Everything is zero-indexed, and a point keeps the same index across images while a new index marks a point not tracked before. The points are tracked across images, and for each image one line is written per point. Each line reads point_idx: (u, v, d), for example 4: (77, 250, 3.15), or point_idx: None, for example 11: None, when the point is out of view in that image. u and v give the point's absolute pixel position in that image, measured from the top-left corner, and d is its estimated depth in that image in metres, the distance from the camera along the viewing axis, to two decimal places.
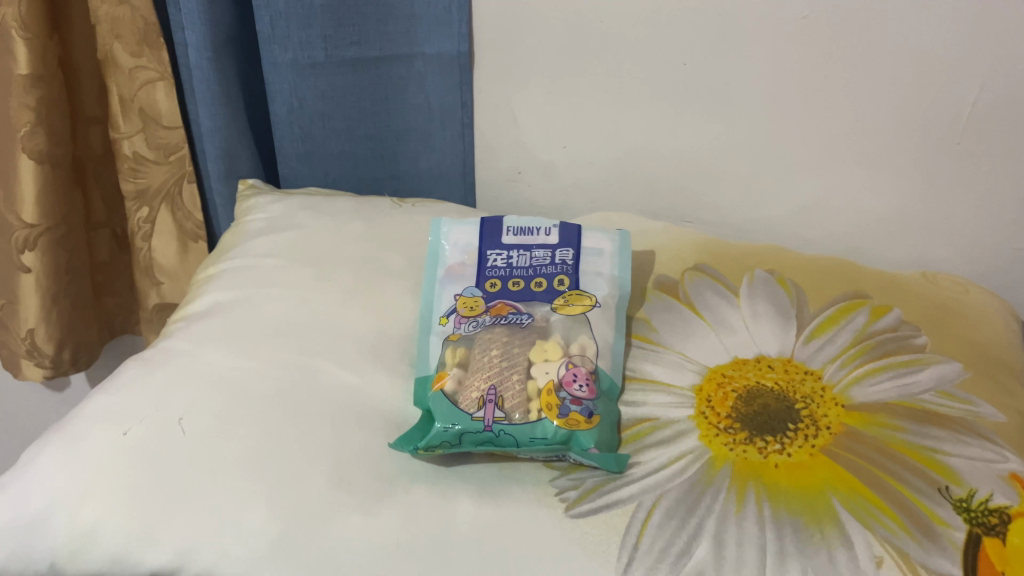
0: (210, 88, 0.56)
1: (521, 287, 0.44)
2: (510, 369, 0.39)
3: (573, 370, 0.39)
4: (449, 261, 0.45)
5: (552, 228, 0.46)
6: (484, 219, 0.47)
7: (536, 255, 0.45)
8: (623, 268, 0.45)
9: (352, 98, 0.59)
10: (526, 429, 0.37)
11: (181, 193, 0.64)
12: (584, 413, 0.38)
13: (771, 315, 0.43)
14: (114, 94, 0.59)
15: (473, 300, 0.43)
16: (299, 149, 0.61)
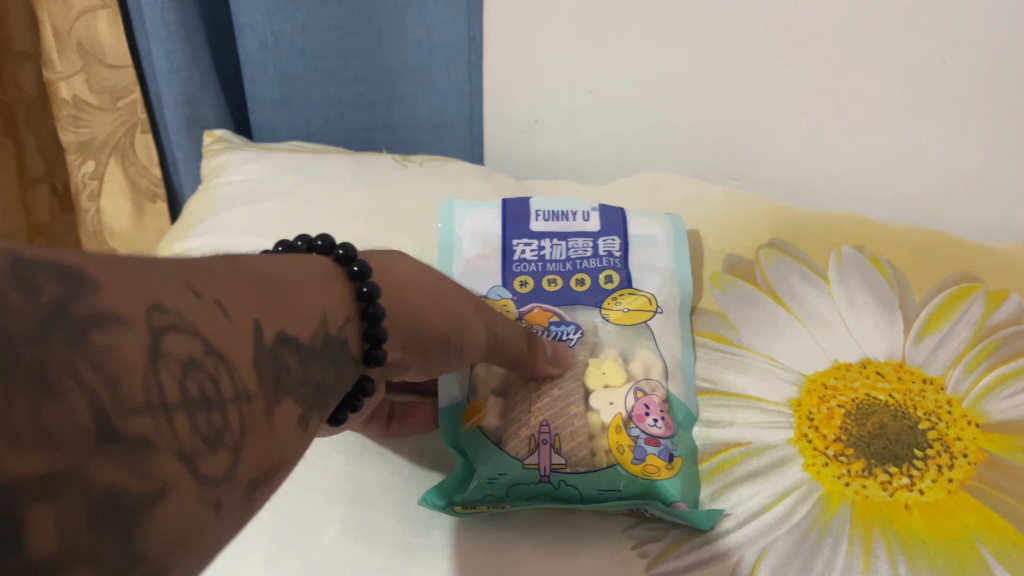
0: (164, 19, 0.45)
1: (560, 286, 0.36)
2: (565, 399, 0.31)
3: (644, 400, 0.31)
4: (465, 254, 0.37)
5: (591, 210, 0.38)
6: (507, 202, 0.38)
7: (575, 245, 0.37)
8: (681, 260, 0.37)
9: (337, 33, 0.49)
10: (591, 480, 0.30)
11: (134, 144, 0.54)
12: (663, 457, 0.30)
13: (871, 305, 0.36)
14: (46, 26, 0.49)
15: (503, 304, 0.35)
16: (274, 93, 0.52)
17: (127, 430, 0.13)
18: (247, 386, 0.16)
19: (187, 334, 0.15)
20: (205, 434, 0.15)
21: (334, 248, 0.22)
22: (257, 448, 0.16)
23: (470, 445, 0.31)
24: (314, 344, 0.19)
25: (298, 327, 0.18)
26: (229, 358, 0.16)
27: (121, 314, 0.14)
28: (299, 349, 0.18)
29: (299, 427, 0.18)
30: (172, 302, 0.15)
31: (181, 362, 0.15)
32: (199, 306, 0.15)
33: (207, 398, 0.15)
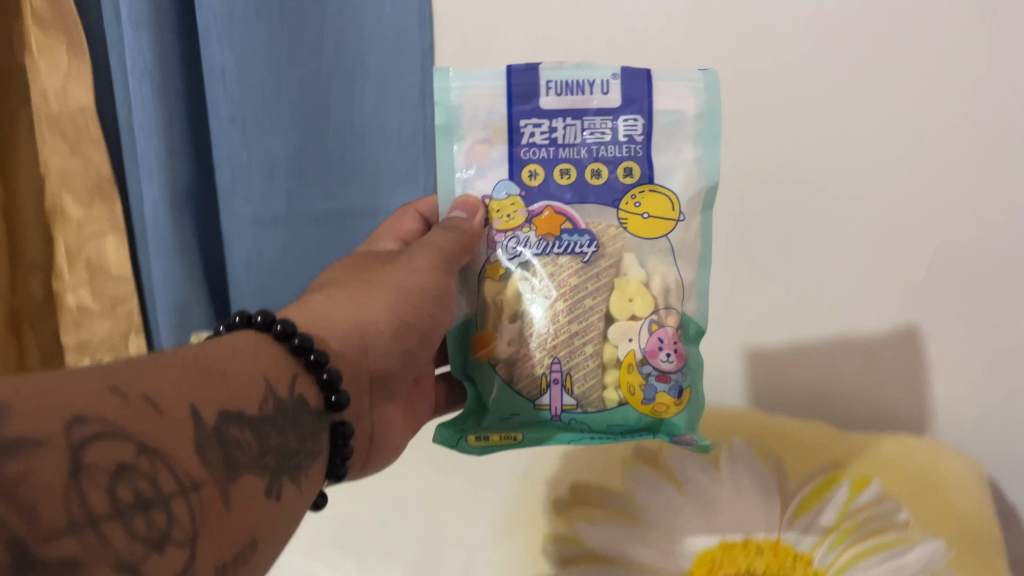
0: (166, 239, 0.54)
1: (573, 176, 0.40)
2: (581, 338, 0.40)
3: (658, 333, 0.39)
4: (468, 137, 0.40)
5: (609, 82, 0.39)
6: (513, 70, 0.39)
7: (589, 123, 0.39)
8: (711, 138, 0.39)
9: (313, 253, 0.57)
10: (604, 419, 0.40)
11: (126, 346, 0.61)
12: (671, 392, 0.39)
13: (754, 491, 0.42)
14: (60, 244, 0.56)
15: (511, 204, 0.40)
16: (255, 302, 0.60)
17: (65, 543, 0.17)
18: (191, 470, 0.21)
19: (116, 442, 0.19)
20: (151, 516, 0.19)
21: (254, 317, 0.29)
22: (209, 515, 0.22)
23: (484, 374, 0.41)
24: (264, 410, 0.25)
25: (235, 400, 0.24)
26: (161, 446, 0.20)
27: (48, 438, 0.18)
28: (239, 423, 0.24)
29: (250, 491, 0.24)
30: (96, 411, 0.19)
31: (113, 467, 0.19)
32: (132, 408, 0.20)
33: (144, 498, 0.19)
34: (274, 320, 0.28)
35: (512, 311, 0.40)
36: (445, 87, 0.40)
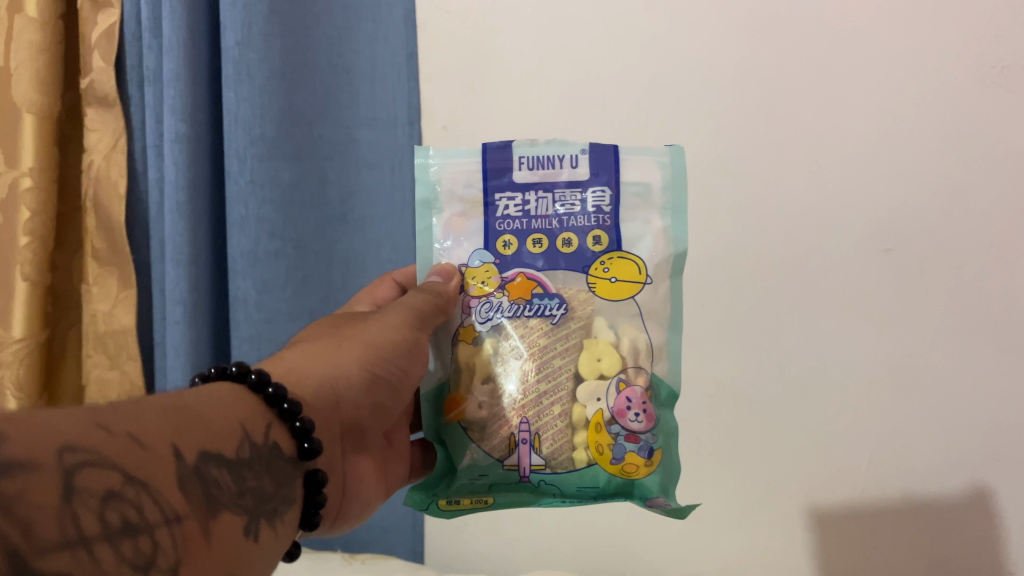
0: None
1: (539, 236, 0.63)
2: (559, 398, 0.62)
3: (627, 396, 0.62)
4: (447, 212, 0.64)
5: (579, 163, 0.63)
6: (492, 149, 0.63)
7: (558, 192, 0.63)
8: (670, 187, 0.64)
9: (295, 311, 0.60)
10: (577, 478, 0.61)
11: None
12: (639, 446, 0.61)
13: None
14: None
15: (483, 270, 0.63)
16: None
17: (52, 558, 0.27)
18: (175, 503, 0.33)
19: (108, 473, 0.30)
20: (142, 533, 0.31)
21: (230, 368, 0.45)
22: (191, 536, 0.34)
23: (457, 441, 0.63)
24: (246, 455, 0.40)
25: (219, 446, 0.38)
26: (148, 479, 0.32)
27: (40, 464, 0.28)
28: (214, 464, 0.37)
29: (229, 519, 0.37)
30: (72, 454, 0.29)
31: (106, 490, 0.30)
32: (112, 448, 0.31)
33: (121, 524, 0.30)
34: (247, 372, 0.45)
35: (483, 364, 0.63)
36: (428, 164, 0.64)
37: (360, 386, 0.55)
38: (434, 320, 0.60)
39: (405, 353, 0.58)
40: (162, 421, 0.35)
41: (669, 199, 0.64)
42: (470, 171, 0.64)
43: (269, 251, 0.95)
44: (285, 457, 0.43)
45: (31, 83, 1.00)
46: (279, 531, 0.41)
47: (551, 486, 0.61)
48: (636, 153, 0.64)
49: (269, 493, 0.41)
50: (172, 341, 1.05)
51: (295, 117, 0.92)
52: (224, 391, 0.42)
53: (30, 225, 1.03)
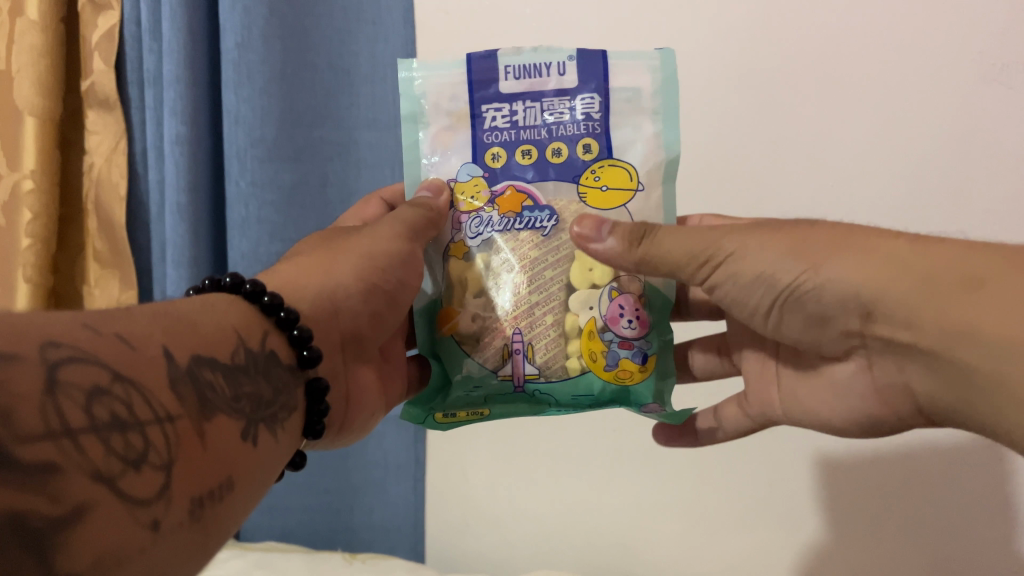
0: None
1: (528, 147, 0.63)
2: (551, 309, 0.63)
3: (619, 303, 0.63)
4: (433, 126, 0.64)
5: (567, 71, 0.63)
6: (477, 60, 0.63)
7: (547, 101, 0.63)
8: (661, 92, 0.63)
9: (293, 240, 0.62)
10: (571, 386, 0.63)
11: None
12: (632, 353, 0.63)
13: (796, 318, 0.56)
14: None
15: (472, 184, 0.64)
16: None
17: (33, 447, 0.27)
18: (166, 403, 0.34)
19: (92, 368, 0.31)
20: (131, 430, 0.31)
21: (226, 280, 0.47)
22: (185, 436, 0.34)
23: (452, 354, 0.65)
24: (240, 361, 0.41)
25: (211, 351, 0.39)
26: (136, 377, 0.33)
27: (22, 355, 0.28)
28: (207, 367, 0.38)
29: (225, 423, 0.37)
30: (57, 348, 0.30)
31: (92, 385, 0.30)
32: (97, 340, 0.32)
33: (112, 418, 0.30)
34: (242, 283, 0.47)
35: (475, 278, 0.64)
36: (412, 78, 0.64)
37: (359, 292, 0.57)
38: (429, 230, 0.61)
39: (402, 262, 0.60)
40: (151, 327, 0.36)
41: (661, 102, 0.63)
42: (455, 85, 0.63)
43: (269, 254, 0.97)
44: (283, 364, 0.45)
45: (34, 86, 1.01)
46: (278, 439, 0.42)
47: (545, 395, 0.64)
48: (626, 57, 0.63)
49: (268, 398, 0.42)
50: None
51: (294, 119, 0.94)
52: (217, 299, 0.45)
53: (32, 228, 1.04)
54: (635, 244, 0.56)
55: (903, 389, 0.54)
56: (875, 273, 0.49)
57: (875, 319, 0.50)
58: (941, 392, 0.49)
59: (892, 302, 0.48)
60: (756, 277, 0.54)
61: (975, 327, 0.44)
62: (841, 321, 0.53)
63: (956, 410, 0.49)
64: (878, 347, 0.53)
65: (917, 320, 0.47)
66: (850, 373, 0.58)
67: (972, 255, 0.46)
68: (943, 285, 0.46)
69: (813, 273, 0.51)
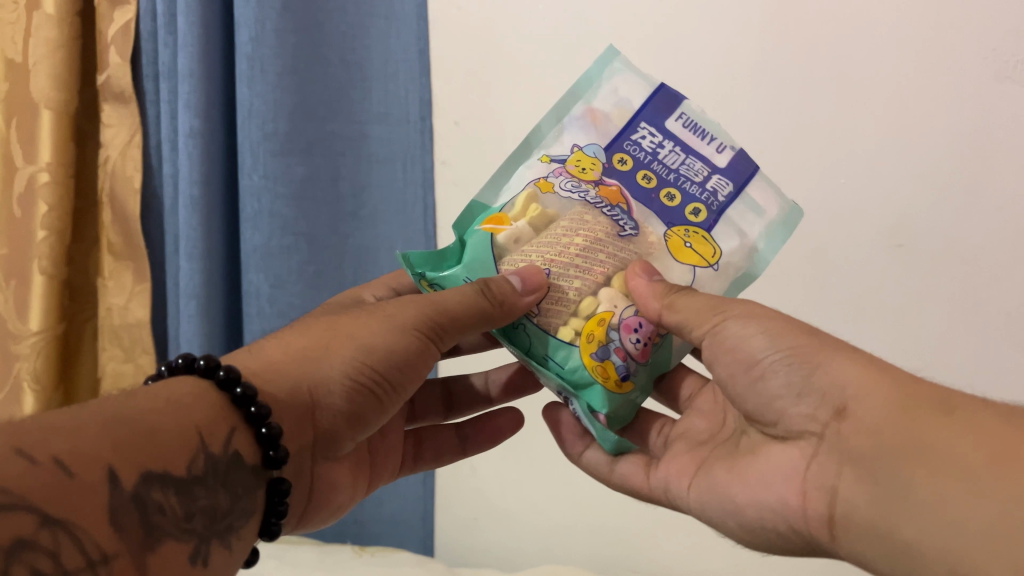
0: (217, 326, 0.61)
1: (645, 170, 0.63)
2: (586, 273, 0.58)
3: (637, 321, 0.58)
4: (591, 108, 0.66)
5: (721, 154, 0.64)
6: (669, 92, 0.65)
7: (688, 159, 0.64)
8: (770, 236, 0.63)
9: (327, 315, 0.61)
10: (549, 347, 0.57)
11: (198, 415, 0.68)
12: (617, 364, 0.57)
13: (771, 400, 0.52)
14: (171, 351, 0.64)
15: (589, 162, 0.63)
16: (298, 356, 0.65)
17: None
18: (101, 539, 0.36)
19: (21, 517, 0.33)
20: None
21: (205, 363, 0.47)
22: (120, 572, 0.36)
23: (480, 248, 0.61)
24: (196, 471, 0.42)
25: (167, 466, 0.40)
26: (74, 519, 0.35)
27: None
28: (158, 487, 0.40)
29: (170, 545, 0.40)
30: None
31: (17, 538, 0.32)
32: (30, 476, 0.34)
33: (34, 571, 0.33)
34: (217, 369, 0.47)
35: (542, 217, 0.61)
36: (612, 65, 0.67)
37: (343, 396, 0.53)
38: (472, 329, 0.55)
39: (406, 365, 0.56)
40: (101, 442, 0.38)
41: (772, 232, 0.63)
42: (635, 93, 0.66)
43: (282, 246, 0.98)
44: (246, 466, 0.47)
45: (50, 79, 1.02)
46: (230, 550, 0.45)
47: (526, 340, 0.58)
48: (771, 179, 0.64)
49: (223, 509, 0.44)
50: (186, 334, 1.08)
51: (305, 112, 0.94)
52: (189, 392, 0.46)
53: (48, 220, 1.05)
54: (669, 292, 0.56)
55: (829, 492, 0.48)
56: (874, 378, 0.47)
57: (844, 417, 0.47)
58: (866, 499, 0.45)
59: (870, 407, 0.46)
60: (746, 349, 0.52)
61: (931, 444, 0.43)
62: (807, 409, 0.50)
63: (879, 520, 0.45)
64: (828, 447, 0.49)
65: (883, 426, 0.45)
66: (789, 459, 0.52)
67: (952, 392, 0.45)
68: (921, 405, 0.45)
69: (811, 356, 0.49)
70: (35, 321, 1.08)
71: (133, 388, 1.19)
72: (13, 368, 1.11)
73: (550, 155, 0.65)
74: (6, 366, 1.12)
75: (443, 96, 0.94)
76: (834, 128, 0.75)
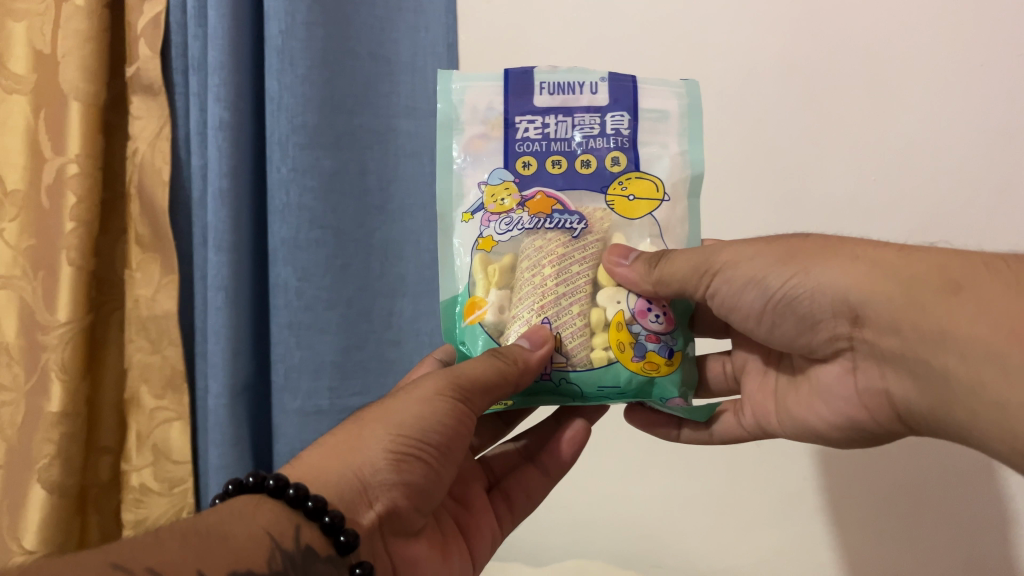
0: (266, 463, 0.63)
1: (563, 157, 0.65)
2: (569, 298, 0.62)
3: (643, 303, 0.63)
4: (470, 136, 0.66)
5: (600, 90, 0.66)
6: (509, 75, 0.67)
7: (580, 114, 0.66)
8: (689, 134, 0.66)
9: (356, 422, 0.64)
10: (597, 375, 0.61)
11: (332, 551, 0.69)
12: (661, 350, 0.62)
13: (790, 324, 0.59)
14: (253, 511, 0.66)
15: (505, 187, 0.65)
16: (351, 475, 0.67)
17: None
18: None
19: None
20: None
21: (258, 480, 0.51)
22: None
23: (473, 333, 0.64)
24: (274, 561, 0.46)
25: (245, 563, 0.44)
26: None
27: None
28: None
29: None
30: None
31: None
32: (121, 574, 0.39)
33: None
34: (266, 480, 0.51)
35: (503, 273, 0.64)
36: (451, 87, 0.67)
37: (389, 469, 0.55)
38: (497, 391, 0.58)
39: (443, 429, 0.58)
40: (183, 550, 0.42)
41: (686, 125, 0.66)
42: (490, 95, 0.66)
43: (310, 239, 0.97)
44: (320, 557, 0.49)
45: (79, 70, 1.02)
46: None
47: (573, 385, 0.62)
48: (655, 82, 0.67)
49: None
50: (212, 328, 1.05)
51: (336, 106, 0.94)
52: (243, 506, 0.49)
53: (77, 211, 1.03)
54: (653, 266, 0.61)
55: (885, 396, 0.55)
56: (862, 278, 0.52)
57: (862, 323, 0.53)
58: (916, 395, 0.51)
59: (877, 307, 0.51)
60: (748, 299, 0.59)
61: (948, 332, 0.46)
62: (830, 325, 0.56)
63: (937, 417, 0.49)
64: (862, 350, 0.56)
65: (899, 325, 0.50)
66: (838, 375, 0.60)
67: (951, 264, 0.48)
68: (923, 289, 0.48)
69: (804, 277, 0.55)
70: (63, 311, 1.05)
71: (161, 380, 1.16)
72: (39, 361, 1.06)
73: (467, 209, 0.66)
74: (32, 360, 1.07)
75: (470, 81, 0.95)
76: (862, 121, 0.77)
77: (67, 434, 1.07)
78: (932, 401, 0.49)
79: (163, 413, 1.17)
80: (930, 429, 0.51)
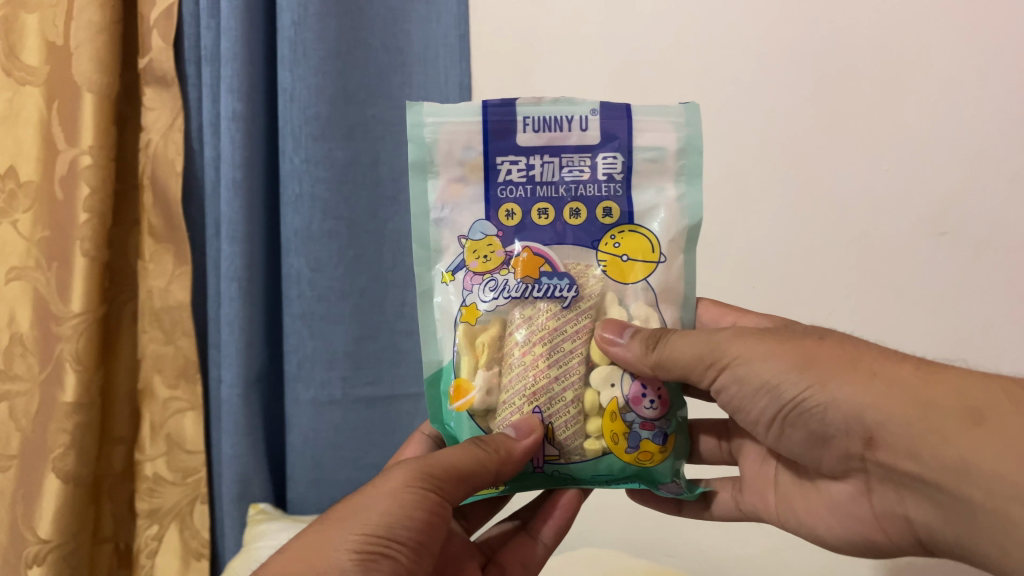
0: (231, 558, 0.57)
1: (550, 207, 0.60)
2: (559, 381, 0.57)
3: (638, 386, 0.58)
4: (446, 181, 0.61)
5: (589, 124, 0.60)
6: (487, 109, 0.60)
7: (567, 155, 0.60)
8: (689, 171, 0.61)
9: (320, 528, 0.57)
10: (591, 467, 0.58)
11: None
12: (657, 439, 0.58)
13: (801, 436, 0.56)
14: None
15: (487, 245, 0.60)
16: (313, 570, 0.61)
17: None
18: None
19: None
20: None
21: None
22: None
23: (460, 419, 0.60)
24: None
25: None
26: None
27: None
28: None
29: None
30: None
31: None
32: None
33: None
34: None
35: (492, 346, 0.59)
36: (422, 124, 0.60)
37: (359, 569, 0.47)
38: (474, 480, 0.54)
39: (417, 523, 0.51)
40: None
41: (684, 166, 0.61)
42: (468, 133, 0.60)
43: (323, 230, 0.97)
44: None
45: (92, 61, 1.01)
46: None
47: (565, 474, 0.59)
48: (650, 114, 0.61)
49: None
50: (225, 317, 1.06)
51: (348, 98, 0.94)
52: None
53: (90, 202, 1.02)
54: (650, 348, 0.56)
55: (905, 521, 0.54)
56: (880, 399, 0.50)
57: (876, 445, 0.51)
58: (940, 522, 0.50)
59: (894, 430, 0.50)
60: (760, 406, 0.55)
61: (971, 463, 0.46)
62: (842, 443, 0.54)
63: (959, 542, 0.49)
64: (878, 476, 0.54)
65: (917, 451, 0.49)
66: (850, 494, 0.58)
67: (974, 391, 0.48)
68: (945, 417, 0.48)
69: (818, 390, 0.52)
70: (77, 302, 1.05)
71: (174, 369, 1.17)
72: (54, 351, 1.07)
73: (448, 268, 0.61)
74: (47, 348, 1.07)
75: (485, 78, 0.94)
76: (875, 112, 0.77)
77: (82, 424, 1.08)
78: (957, 533, 0.49)
79: (176, 403, 1.18)
80: (952, 554, 0.51)
